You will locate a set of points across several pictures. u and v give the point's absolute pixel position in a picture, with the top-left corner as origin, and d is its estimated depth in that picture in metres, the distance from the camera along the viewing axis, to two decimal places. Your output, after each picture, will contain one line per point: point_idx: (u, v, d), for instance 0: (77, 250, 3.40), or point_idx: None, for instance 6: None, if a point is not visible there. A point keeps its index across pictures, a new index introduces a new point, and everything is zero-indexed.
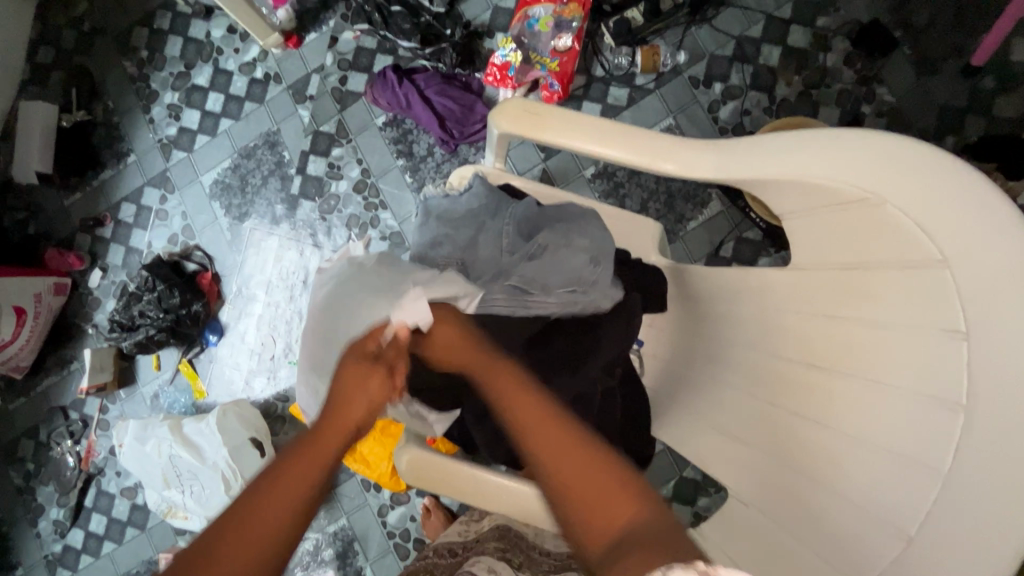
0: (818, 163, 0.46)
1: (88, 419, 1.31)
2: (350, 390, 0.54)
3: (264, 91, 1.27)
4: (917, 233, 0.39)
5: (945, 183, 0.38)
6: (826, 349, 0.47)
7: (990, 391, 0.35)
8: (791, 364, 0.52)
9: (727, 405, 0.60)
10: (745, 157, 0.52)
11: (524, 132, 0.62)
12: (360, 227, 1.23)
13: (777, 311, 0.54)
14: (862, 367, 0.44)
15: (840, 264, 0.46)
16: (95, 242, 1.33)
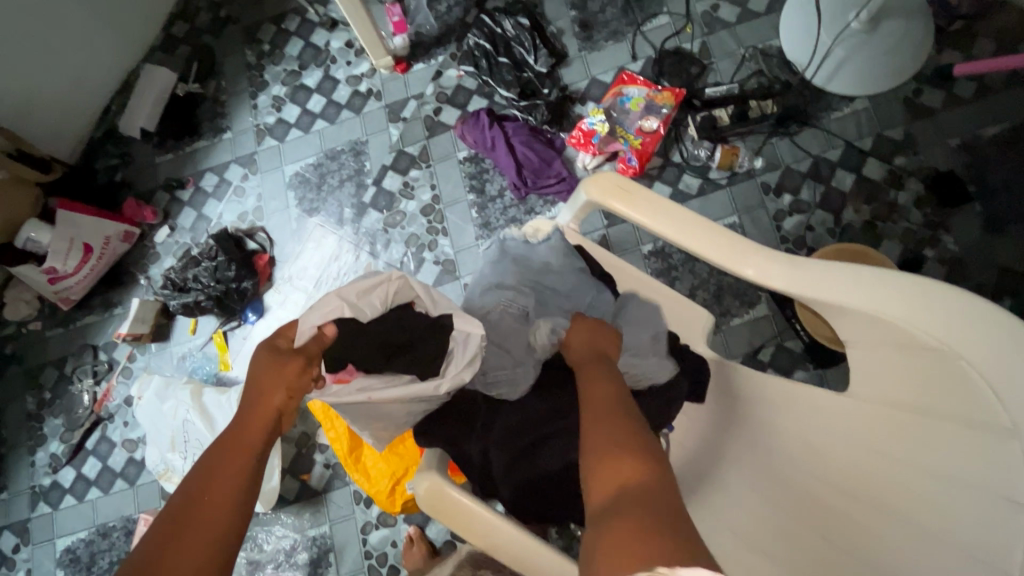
0: (898, 304, 0.48)
1: (114, 364, 1.35)
2: (271, 376, 0.58)
3: (363, 103, 1.36)
4: (991, 396, 0.40)
5: (1022, 354, 0.39)
6: (877, 486, 0.48)
7: None
8: (835, 490, 0.52)
9: (755, 514, 0.59)
10: (824, 280, 0.55)
11: (614, 203, 0.66)
12: (417, 247, 1.28)
13: (830, 434, 0.54)
14: (908, 512, 0.45)
15: (907, 405, 0.47)
16: (172, 202, 1.40)
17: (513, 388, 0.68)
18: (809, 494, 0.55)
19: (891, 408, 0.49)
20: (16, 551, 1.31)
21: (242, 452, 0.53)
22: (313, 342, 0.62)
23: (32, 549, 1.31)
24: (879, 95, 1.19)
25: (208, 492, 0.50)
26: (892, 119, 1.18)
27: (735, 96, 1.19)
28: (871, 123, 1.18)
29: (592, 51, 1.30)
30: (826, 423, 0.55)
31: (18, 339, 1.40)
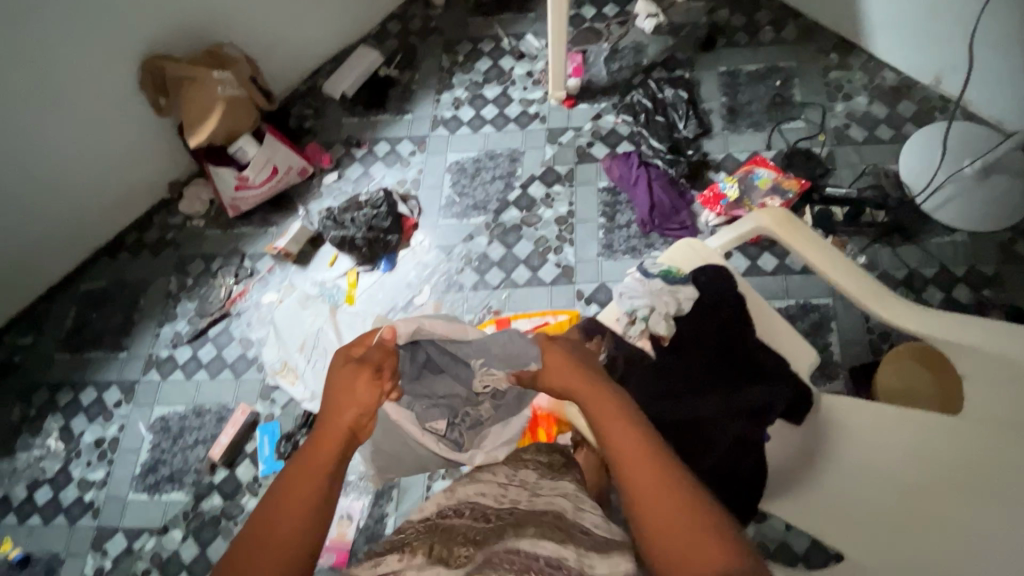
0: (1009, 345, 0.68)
1: (255, 272, 1.53)
2: (342, 388, 0.77)
3: (528, 122, 1.60)
4: None
5: None
6: (970, 469, 0.71)
7: None
8: (934, 475, 0.73)
9: (858, 498, 0.76)
10: (952, 323, 0.72)
11: (779, 233, 0.84)
12: (544, 248, 1.46)
13: (940, 447, 0.74)
14: (1009, 491, 0.67)
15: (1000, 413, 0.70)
16: (345, 155, 1.64)
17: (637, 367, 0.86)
18: (908, 479, 0.75)
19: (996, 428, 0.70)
20: (117, 406, 1.45)
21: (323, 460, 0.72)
22: (379, 349, 0.82)
23: (131, 408, 1.45)
24: (979, 233, 1.35)
25: (300, 487, 0.70)
26: (987, 256, 1.33)
27: (852, 200, 1.38)
28: (967, 254, 1.34)
29: (734, 132, 1.51)
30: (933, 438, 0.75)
31: (181, 229, 1.61)
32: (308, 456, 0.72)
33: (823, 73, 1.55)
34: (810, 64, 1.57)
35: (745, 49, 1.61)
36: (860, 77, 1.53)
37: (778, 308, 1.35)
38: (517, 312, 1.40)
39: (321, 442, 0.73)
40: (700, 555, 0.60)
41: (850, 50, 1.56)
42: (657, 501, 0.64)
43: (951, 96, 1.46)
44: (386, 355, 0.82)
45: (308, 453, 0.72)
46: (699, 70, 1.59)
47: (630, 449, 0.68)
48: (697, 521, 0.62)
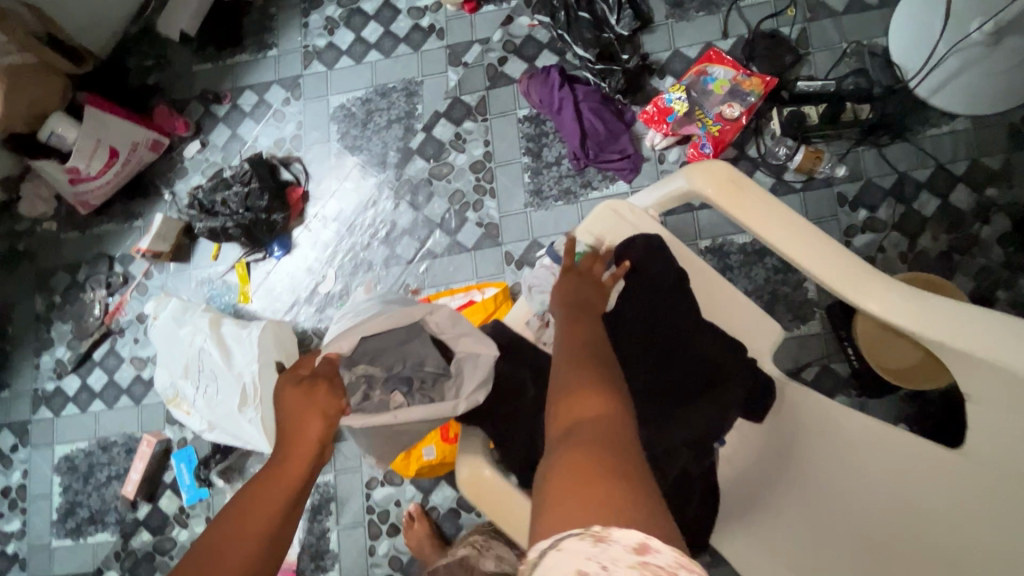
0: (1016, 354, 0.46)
1: (129, 278, 1.29)
2: (298, 407, 0.65)
3: (423, 40, 1.25)
4: None
5: None
6: (950, 517, 0.51)
7: None
8: (913, 526, 0.53)
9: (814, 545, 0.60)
10: (947, 319, 0.50)
11: (716, 198, 0.60)
12: (461, 205, 1.20)
13: (915, 490, 0.54)
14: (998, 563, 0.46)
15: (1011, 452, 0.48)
16: (206, 116, 1.31)
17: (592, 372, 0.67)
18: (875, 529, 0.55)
19: (1009, 484, 0.48)
20: (14, 451, 1.29)
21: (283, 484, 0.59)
22: (325, 365, 0.71)
23: (30, 450, 1.29)
24: (985, 117, 1.09)
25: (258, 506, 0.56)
26: (993, 145, 1.09)
27: (830, 94, 1.10)
28: (968, 146, 1.09)
29: (680, 20, 1.18)
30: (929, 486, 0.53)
31: (32, 237, 1.34)
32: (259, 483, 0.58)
33: None
34: None
35: None
36: None
37: (744, 244, 1.13)
38: (439, 288, 1.18)
39: (269, 477, 0.59)
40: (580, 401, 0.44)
41: None
42: (566, 366, 0.49)
43: None
44: (333, 372, 0.70)
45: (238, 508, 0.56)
46: None
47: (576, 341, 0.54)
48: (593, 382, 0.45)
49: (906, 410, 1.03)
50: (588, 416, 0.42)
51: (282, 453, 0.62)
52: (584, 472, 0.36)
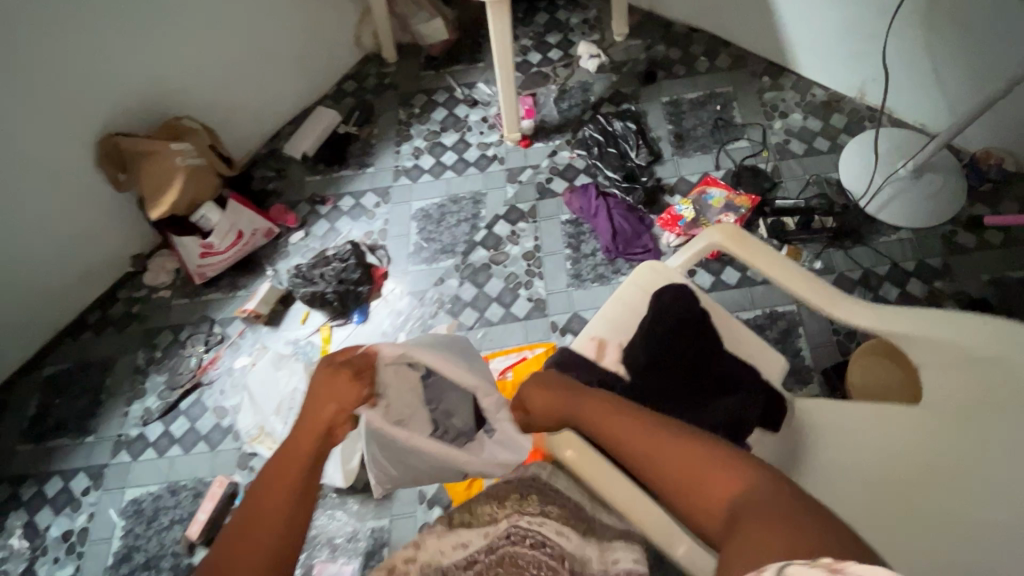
0: (939, 327, 0.71)
1: (225, 337, 1.50)
2: (322, 391, 0.78)
3: (487, 164, 1.65)
4: (1000, 372, 0.66)
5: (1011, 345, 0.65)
6: (932, 440, 0.73)
7: (1014, 459, 0.64)
8: (912, 454, 0.76)
9: (843, 485, 0.81)
10: (897, 316, 0.75)
11: (729, 247, 0.88)
12: (514, 284, 1.48)
13: (904, 430, 0.77)
14: (968, 457, 0.69)
15: (951, 392, 0.71)
16: (310, 213, 1.65)
17: (648, 373, 0.92)
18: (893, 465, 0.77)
19: (958, 410, 0.71)
20: (85, 494, 1.38)
21: (295, 464, 0.72)
22: (361, 357, 0.83)
23: (100, 494, 1.37)
24: (922, 229, 1.43)
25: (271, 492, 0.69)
26: (932, 250, 1.40)
27: (802, 209, 1.44)
28: (914, 250, 1.41)
29: (683, 156, 1.59)
30: (905, 440, 0.77)
31: (147, 302, 1.58)
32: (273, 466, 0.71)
33: (757, 94, 1.65)
34: (745, 87, 1.66)
35: (683, 80, 1.70)
36: (792, 95, 1.63)
37: (747, 320, 1.38)
38: (495, 349, 1.40)
39: (285, 461, 0.72)
40: (707, 479, 0.61)
41: (779, 71, 1.66)
42: (658, 458, 0.64)
43: (878, 107, 1.56)
44: (367, 362, 0.82)
45: (270, 476, 0.71)
46: (643, 102, 1.68)
47: (628, 431, 0.69)
48: (705, 460, 0.62)
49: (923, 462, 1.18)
50: (736, 494, 0.58)
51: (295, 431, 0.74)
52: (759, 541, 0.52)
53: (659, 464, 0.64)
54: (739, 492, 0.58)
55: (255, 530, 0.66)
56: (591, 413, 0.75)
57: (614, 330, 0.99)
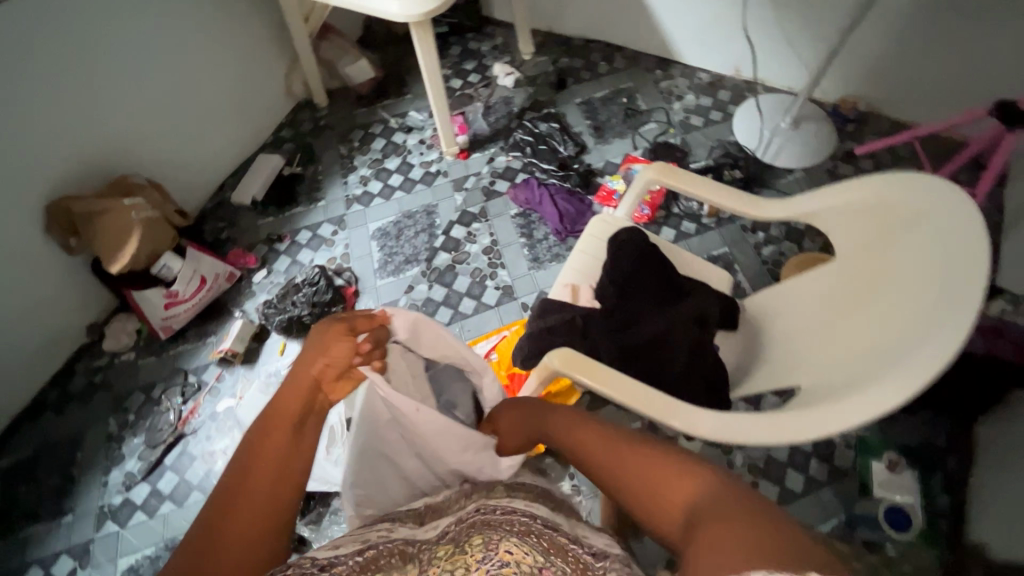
0: (854, 192, 0.82)
1: (202, 384, 1.49)
2: (316, 349, 0.71)
3: (433, 179, 1.78)
4: (901, 212, 0.74)
5: (911, 188, 0.73)
6: (856, 292, 0.80)
7: (917, 278, 0.68)
8: (838, 310, 0.82)
9: (788, 350, 0.89)
10: (818, 195, 0.88)
11: (661, 179, 1.06)
12: (480, 278, 1.58)
13: (834, 292, 0.85)
14: (877, 294, 0.75)
15: (868, 244, 0.80)
16: (269, 252, 1.69)
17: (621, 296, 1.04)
18: (822, 324, 0.84)
19: (873, 258, 0.78)
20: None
21: (282, 425, 0.64)
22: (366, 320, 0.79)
23: (90, 572, 1.29)
24: (811, 168, 1.69)
25: (256, 461, 0.60)
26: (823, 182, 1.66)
27: (713, 168, 1.68)
28: (809, 185, 1.66)
29: (604, 144, 1.79)
30: (834, 299, 0.84)
31: (110, 368, 1.54)
32: (258, 430, 0.63)
33: (654, 85, 1.90)
34: (643, 80, 1.92)
35: (590, 83, 1.94)
36: (682, 80, 1.90)
37: None
38: (475, 337, 1.48)
39: (272, 423, 0.63)
40: (664, 495, 0.58)
41: (668, 63, 1.94)
42: (633, 464, 0.64)
43: (752, 78, 1.84)
44: (368, 321, 0.78)
45: (256, 442, 0.62)
46: (560, 105, 1.89)
47: (599, 455, 0.69)
48: (673, 470, 0.60)
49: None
50: (694, 497, 0.55)
51: (284, 391, 0.67)
52: (717, 533, 0.48)
53: (630, 476, 0.63)
54: (693, 497, 0.56)
55: (246, 486, 0.58)
56: (563, 424, 0.78)
57: (584, 274, 1.14)
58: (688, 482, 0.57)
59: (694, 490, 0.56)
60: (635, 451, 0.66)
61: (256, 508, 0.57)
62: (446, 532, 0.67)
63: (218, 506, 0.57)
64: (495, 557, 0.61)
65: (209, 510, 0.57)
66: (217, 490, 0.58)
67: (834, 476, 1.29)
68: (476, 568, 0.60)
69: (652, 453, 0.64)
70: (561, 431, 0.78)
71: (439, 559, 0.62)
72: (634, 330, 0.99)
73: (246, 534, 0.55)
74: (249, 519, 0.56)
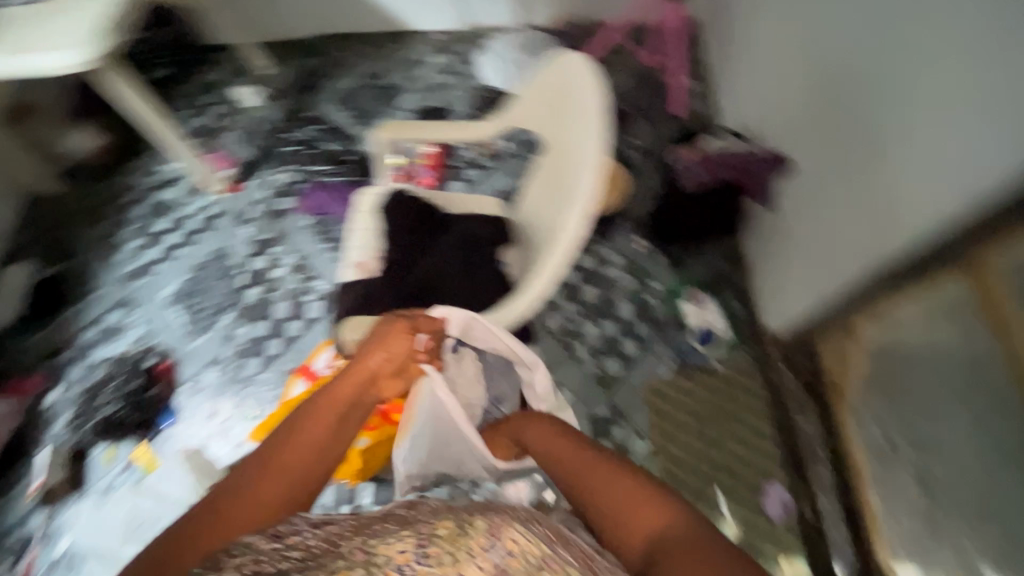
0: (531, 90, 0.97)
1: (30, 534, 1.30)
2: (378, 341, 0.87)
3: (213, 222, 1.68)
4: (559, 92, 0.90)
5: (558, 71, 0.90)
6: (554, 171, 0.96)
7: (578, 137, 0.84)
8: (551, 191, 0.97)
9: (538, 239, 1.03)
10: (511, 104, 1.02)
11: (396, 137, 1.10)
12: (298, 296, 1.54)
13: (547, 179, 1.00)
14: (564, 164, 0.91)
15: (551, 128, 0.95)
16: (55, 365, 1.49)
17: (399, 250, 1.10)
18: (547, 207, 0.99)
19: (557, 137, 0.94)
20: None
21: (335, 404, 0.83)
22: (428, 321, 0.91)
23: None
24: None
25: (309, 426, 0.81)
26: None
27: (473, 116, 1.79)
28: None
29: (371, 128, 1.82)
30: (548, 183, 0.99)
31: None
32: (317, 402, 0.83)
33: (398, 59, 1.96)
34: (386, 58, 1.97)
35: (338, 77, 1.94)
36: (422, 47, 1.98)
37: None
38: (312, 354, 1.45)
39: (328, 399, 0.83)
40: (633, 519, 0.72)
41: (402, 35, 2.00)
42: (613, 492, 0.75)
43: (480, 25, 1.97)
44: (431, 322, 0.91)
45: (315, 410, 0.82)
46: (316, 107, 1.88)
47: (578, 469, 0.80)
48: (647, 506, 0.72)
49: (650, 210, 1.58)
50: (661, 537, 0.68)
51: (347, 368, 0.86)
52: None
53: (609, 501, 0.75)
54: (659, 531, 0.69)
55: (290, 456, 0.78)
56: (536, 438, 0.88)
57: (367, 247, 1.15)
58: (653, 518, 0.71)
59: (662, 530, 0.69)
60: (614, 479, 0.77)
61: (297, 465, 0.78)
62: (428, 511, 0.71)
63: (268, 452, 0.79)
64: (499, 543, 0.64)
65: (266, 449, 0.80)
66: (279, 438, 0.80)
67: (659, 329, 1.48)
68: (479, 556, 0.63)
69: (630, 487, 0.75)
70: (536, 444, 0.87)
71: (440, 537, 0.65)
72: (415, 276, 1.07)
73: (288, 485, 0.77)
74: (294, 471, 0.78)
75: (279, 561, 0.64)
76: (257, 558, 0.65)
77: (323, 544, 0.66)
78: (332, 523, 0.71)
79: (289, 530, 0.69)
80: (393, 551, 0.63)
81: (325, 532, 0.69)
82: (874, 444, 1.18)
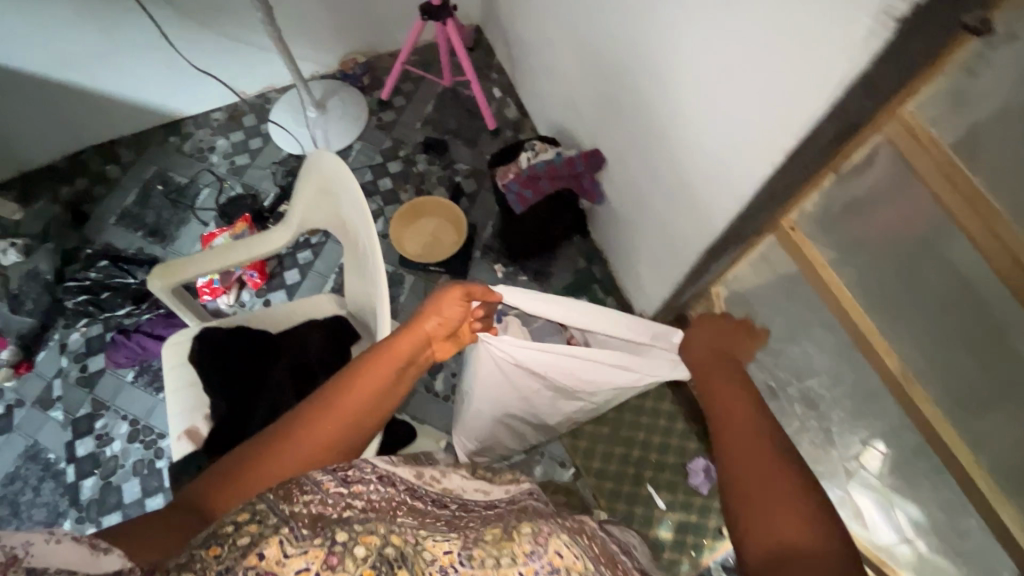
0: (305, 189, 0.87)
1: None
2: (441, 302, 0.81)
3: (10, 419, 1.38)
4: (335, 194, 0.82)
5: (326, 171, 0.81)
6: (362, 270, 0.89)
7: (368, 247, 0.78)
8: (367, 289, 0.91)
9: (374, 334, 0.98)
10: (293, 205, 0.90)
11: (173, 279, 0.93)
12: (148, 467, 1.31)
13: (360, 274, 0.94)
14: (367, 267, 0.85)
15: (342, 228, 0.87)
16: None
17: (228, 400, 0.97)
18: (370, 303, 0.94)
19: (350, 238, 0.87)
20: None
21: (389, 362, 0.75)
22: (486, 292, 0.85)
23: None
24: (363, 133, 1.75)
25: (361, 383, 0.73)
26: (380, 139, 1.74)
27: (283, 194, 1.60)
28: (372, 149, 1.73)
29: (173, 242, 1.59)
30: (363, 279, 0.93)
31: None
32: (370, 357, 0.75)
33: (179, 154, 1.73)
34: (165, 157, 1.72)
35: (113, 195, 1.67)
36: (203, 132, 1.76)
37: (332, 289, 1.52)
38: None
39: (383, 353, 0.76)
40: (778, 512, 0.60)
41: (175, 125, 1.76)
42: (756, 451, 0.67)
43: (261, 91, 1.79)
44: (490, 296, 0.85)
45: (368, 364, 0.74)
46: (97, 238, 1.60)
47: (736, 409, 0.73)
48: (785, 482, 0.62)
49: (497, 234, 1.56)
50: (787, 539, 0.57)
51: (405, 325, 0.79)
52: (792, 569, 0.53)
53: (742, 449, 0.67)
54: (800, 544, 0.57)
55: (327, 418, 0.70)
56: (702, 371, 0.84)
57: (191, 412, 0.98)
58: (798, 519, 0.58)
59: (801, 540, 0.57)
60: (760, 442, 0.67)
61: (343, 423, 0.70)
62: (479, 517, 0.70)
63: (320, 403, 0.71)
64: (544, 555, 0.62)
65: (319, 400, 0.72)
66: (332, 388, 0.73)
67: None
68: (522, 562, 0.60)
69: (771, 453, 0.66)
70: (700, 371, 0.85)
71: (484, 543, 0.62)
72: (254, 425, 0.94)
73: (328, 436, 0.69)
74: (338, 428, 0.70)
75: (339, 510, 0.59)
76: (321, 502, 0.59)
77: (384, 504, 0.63)
78: (395, 489, 0.66)
79: (355, 476, 0.64)
80: (439, 551, 0.59)
81: (388, 491, 0.65)
82: (760, 383, 1.29)
